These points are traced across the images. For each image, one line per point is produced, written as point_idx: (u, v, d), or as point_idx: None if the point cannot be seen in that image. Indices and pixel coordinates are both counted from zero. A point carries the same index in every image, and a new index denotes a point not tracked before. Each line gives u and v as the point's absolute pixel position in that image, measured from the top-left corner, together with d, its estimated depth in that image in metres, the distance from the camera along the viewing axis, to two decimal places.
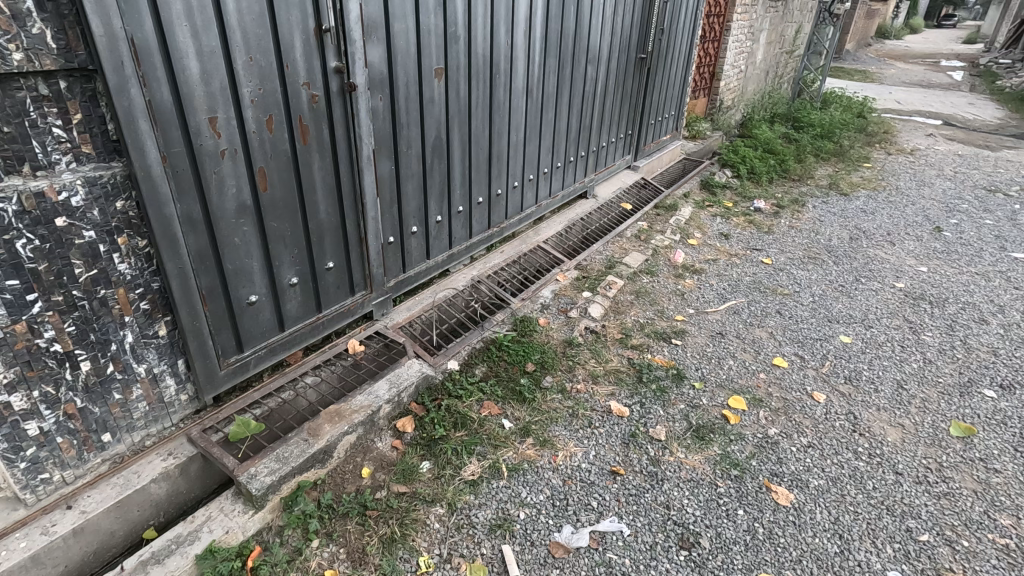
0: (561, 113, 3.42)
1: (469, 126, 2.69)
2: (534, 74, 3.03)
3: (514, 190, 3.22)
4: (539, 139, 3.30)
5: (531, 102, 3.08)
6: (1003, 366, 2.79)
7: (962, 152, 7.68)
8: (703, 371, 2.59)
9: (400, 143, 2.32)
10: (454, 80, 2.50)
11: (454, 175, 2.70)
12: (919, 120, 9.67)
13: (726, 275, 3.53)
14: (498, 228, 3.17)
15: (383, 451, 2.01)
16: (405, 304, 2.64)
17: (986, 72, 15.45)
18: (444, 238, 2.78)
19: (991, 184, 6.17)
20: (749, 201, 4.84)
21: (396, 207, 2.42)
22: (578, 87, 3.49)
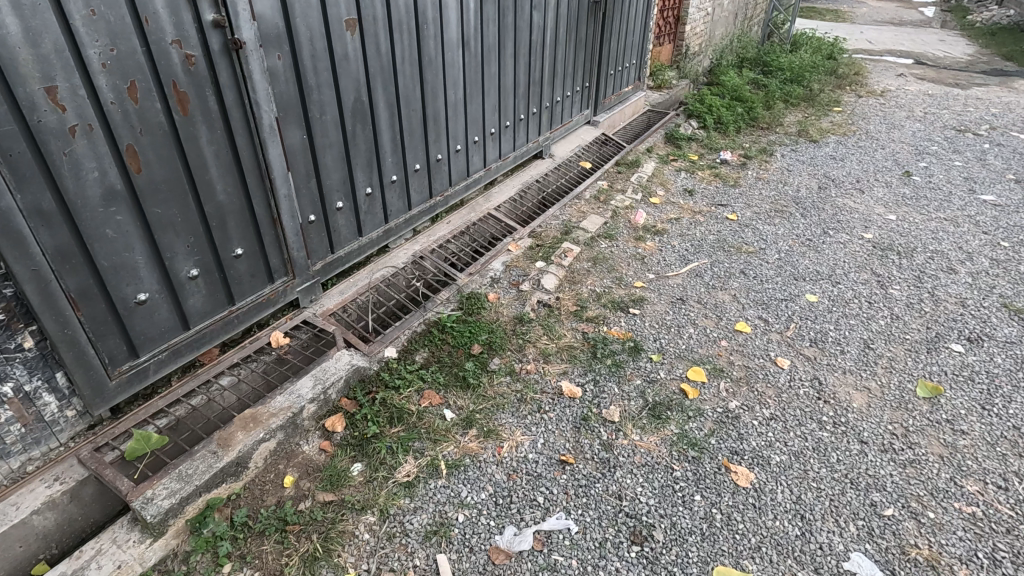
0: (507, 65, 3.12)
1: (396, 85, 2.41)
2: (470, 23, 2.72)
3: (457, 154, 2.96)
4: (482, 96, 3.01)
5: (468, 55, 2.78)
6: (971, 318, 2.68)
7: (932, 92, 7.51)
8: (662, 342, 2.43)
9: (310, 108, 2.04)
10: (372, 32, 2.20)
11: (383, 142, 2.43)
12: (889, 59, 9.45)
13: (688, 235, 3.35)
14: (442, 197, 2.93)
15: (309, 455, 1.82)
16: (338, 288, 2.42)
17: (957, 7, 15.17)
18: (377, 213, 2.53)
19: (960, 124, 6.03)
20: (715, 153, 4.63)
21: (314, 181, 2.16)
22: (525, 36, 3.19)
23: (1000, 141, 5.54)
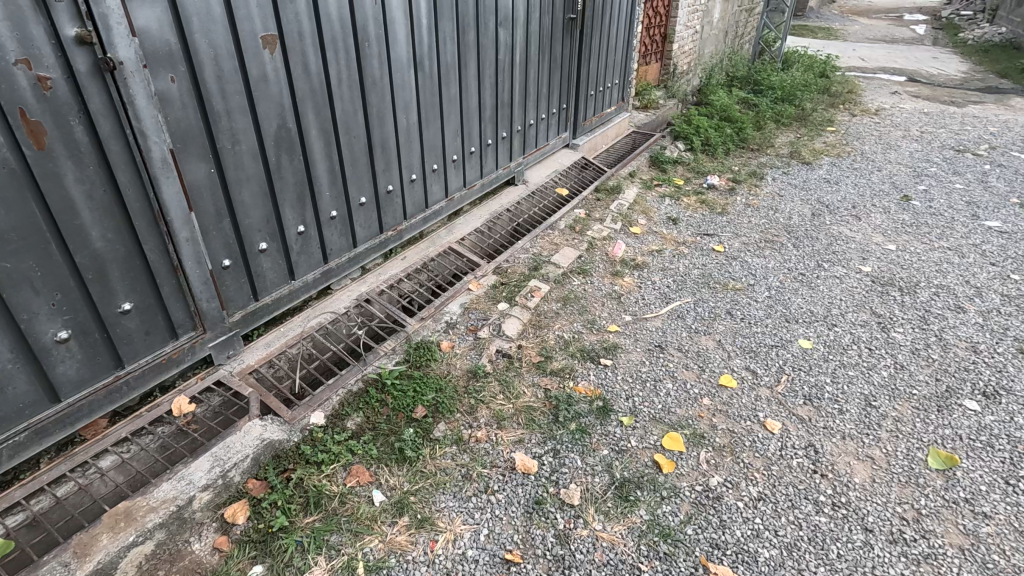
0: (470, 86, 2.86)
1: (332, 110, 2.13)
2: (423, 39, 2.46)
3: (413, 184, 2.67)
4: (441, 120, 2.73)
5: (422, 75, 2.51)
6: (985, 367, 2.38)
7: (927, 110, 7.31)
8: (635, 401, 2.13)
9: (218, 138, 1.76)
10: (299, 50, 1.93)
11: (317, 174, 2.14)
12: (883, 77, 9.29)
13: (670, 269, 3.06)
14: (395, 231, 2.63)
15: (199, 556, 1.48)
16: (263, 340, 2.11)
17: (949, 25, 15.15)
18: (313, 253, 2.24)
19: (959, 144, 5.80)
20: (702, 177, 4.37)
21: (227, 221, 1.86)
22: (490, 55, 2.93)
23: (1001, 162, 5.30)
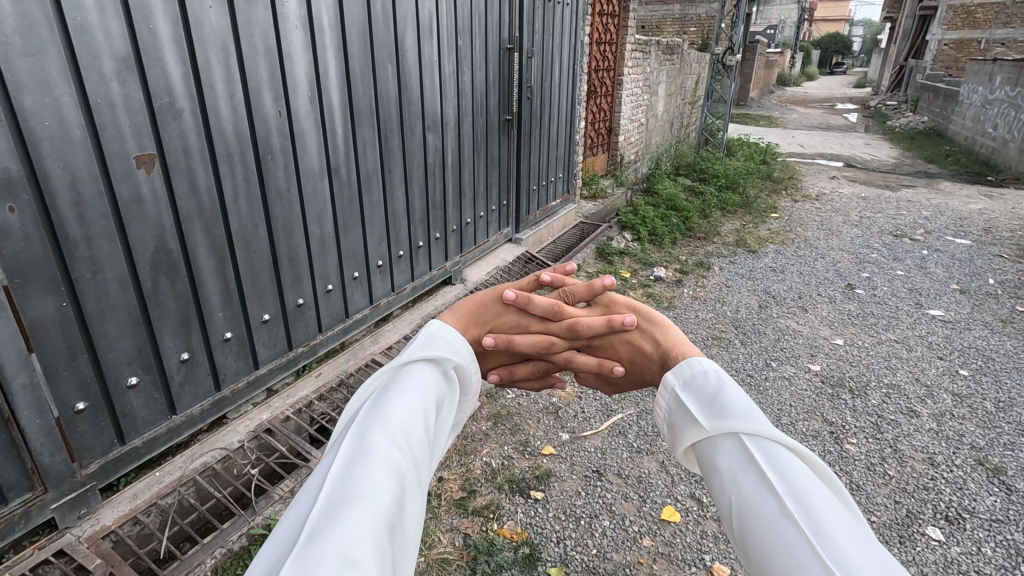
0: (396, 191, 2.76)
1: (226, 226, 1.96)
2: (339, 149, 2.36)
3: (330, 295, 2.49)
4: (363, 226, 2.60)
5: (338, 183, 2.40)
6: (945, 484, 2.22)
7: (864, 194, 7.67)
8: (566, 546, 1.88)
9: (74, 267, 1.55)
10: (184, 168, 1.78)
11: (206, 295, 1.94)
12: (822, 163, 9.83)
13: None
14: (307, 346, 2.41)
15: None
16: (130, 491, 1.80)
17: (877, 113, 16.45)
18: (201, 381, 1.99)
19: (896, 228, 6.00)
20: (650, 269, 4.33)
21: (85, 357, 1.62)
22: (418, 159, 2.86)
23: (937, 246, 5.47)
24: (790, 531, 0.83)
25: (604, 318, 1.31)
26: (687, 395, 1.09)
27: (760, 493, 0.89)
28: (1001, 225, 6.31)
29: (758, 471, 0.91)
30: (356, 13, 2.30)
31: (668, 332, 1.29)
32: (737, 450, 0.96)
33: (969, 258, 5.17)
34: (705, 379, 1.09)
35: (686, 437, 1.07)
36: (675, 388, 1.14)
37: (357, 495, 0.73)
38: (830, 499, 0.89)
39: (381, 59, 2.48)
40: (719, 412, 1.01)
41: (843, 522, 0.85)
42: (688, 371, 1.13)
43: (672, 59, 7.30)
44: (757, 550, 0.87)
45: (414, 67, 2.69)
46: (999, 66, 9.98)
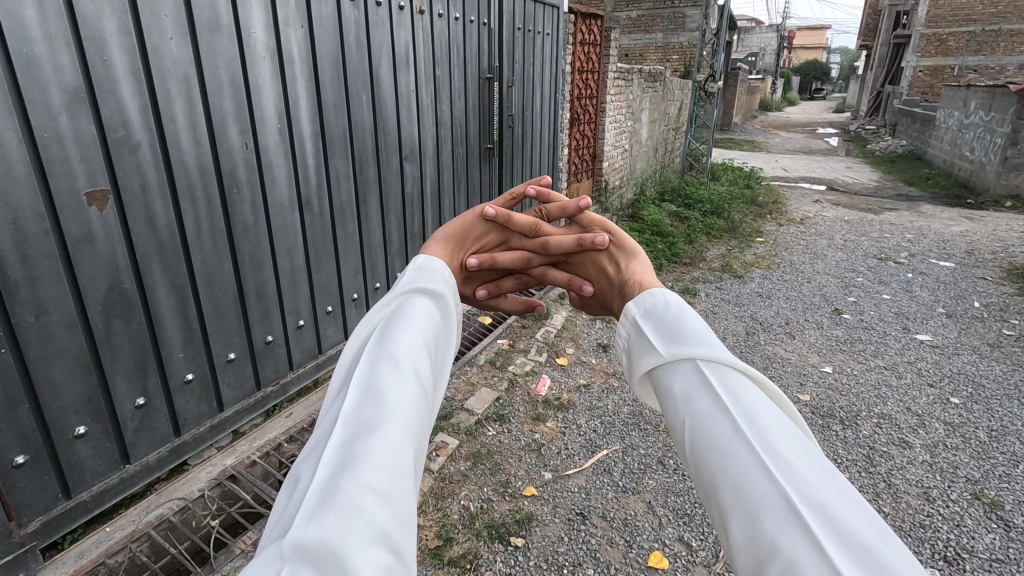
0: (372, 222, 2.70)
1: (188, 263, 1.87)
2: (311, 181, 2.30)
3: (301, 331, 2.39)
4: (337, 259, 2.52)
5: (310, 216, 2.33)
6: (942, 521, 2.14)
7: (848, 218, 7.73)
8: None
9: (16, 311, 1.45)
10: (141, 204, 1.69)
11: (165, 335, 1.84)
12: (805, 187, 9.95)
13: (598, 408, 2.81)
14: (276, 386, 2.30)
15: None
16: (76, 549, 1.67)
17: (857, 137, 16.79)
18: (159, 427, 1.87)
19: (880, 251, 6.03)
20: None
21: (26, 407, 1.51)
22: (395, 189, 2.81)
23: (922, 269, 5.48)
24: (736, 443, 0.98)
25: (576, 237, 1.66)
26: (641, 324, 1.30)
27: (709, 408, 1.05)
28: (983, 247, 6.36)
29: (713, 394, 1.06)
30: (329, 45, 2.27)
31: (627, 252, 1.59)
32: (690, 374, 1.13)
33: (953, 281, 5.19)
34: (665, 314, 1.27)
35: (644, 363, 1.23)
36: (635, 317, 1.32)
37: (364, 429, 0.92)
38: (776, 413, 1.04)
39: (355, 90, 2.44)
40: (675, 340, 1.19)
41: (787, 433, 1.00)
42: (649, 302, 1.34)
43: (654, 86, 7.40)
44: (704, 458, 1.02)
45: (390, 97, 2.66)
46: (973, 92, 10.23)
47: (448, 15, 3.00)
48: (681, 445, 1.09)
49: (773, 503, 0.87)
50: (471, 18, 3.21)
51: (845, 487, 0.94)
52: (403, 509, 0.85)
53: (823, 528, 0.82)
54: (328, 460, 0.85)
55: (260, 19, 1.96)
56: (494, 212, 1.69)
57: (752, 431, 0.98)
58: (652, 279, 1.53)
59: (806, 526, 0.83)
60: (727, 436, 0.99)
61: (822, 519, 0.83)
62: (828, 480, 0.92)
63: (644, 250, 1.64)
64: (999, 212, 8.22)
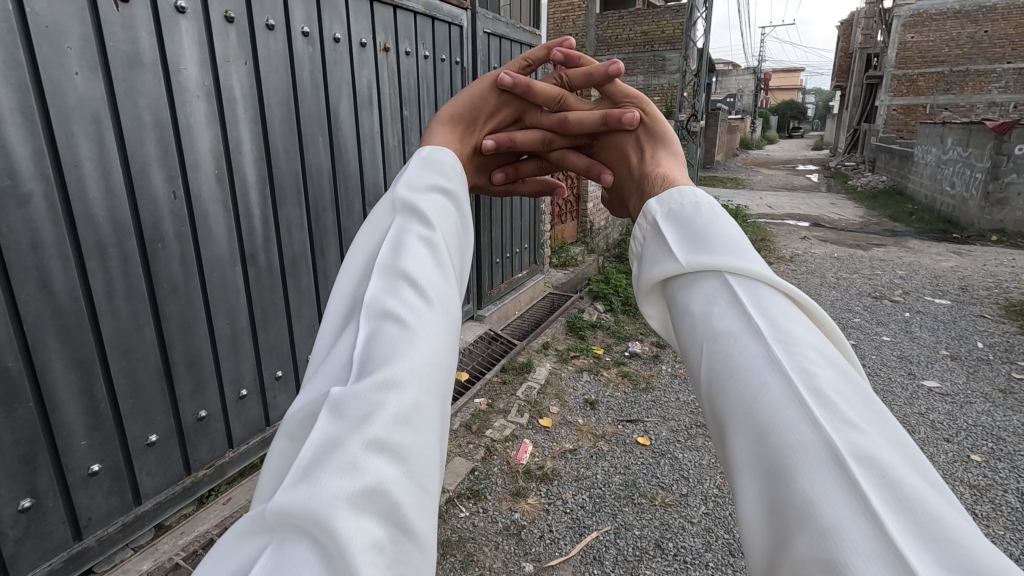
0: (329, 274, 2.44)
1: (96, 333, 1.59)
2: (256, 232, 2.05)
3: (244, 402, 2.09)
4: (287, 317, 2.24)
5: (255, 270, 2.06)
6: None
7: (837, 254, 7.62)
8: None
9: None
10: (33, 265, 1.42)
11: (62, 420, 1.53)
12: (791, 223, 9.92)
13: (586, 477, 2.51)
14: (210, 468, 1.98)
15: None
16: None
17: (838, 174, 17.05)
18: (52, 531, 1.55)
19: (874, 289, 5.87)
20: (624, 343, 4.04)
21: None
22: (356, 237, 2.56)
23: (918, 307, 5.32)
24: (769, 378, 0.87)
25: (600, 115, 1.78)
26: (661, 225, 1.20)
27: (734, 336, 0.94)
28: (976, 283, 6.23)
29: (740, 311, 0.97)
30: (278, 83, 2.06)
31: (647, 133, 1.71)
32: (718, 290, 1.03)
33: (952, 319, 5.01)
34: (693, 215, 1.17)
35: (658, 270, 1.15)
36: (655, 221, 1.25)
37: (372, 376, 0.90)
38: (820, 342, 0.94)
39: (310, 131, 2.23)
40: (699, 247, 1.10)
41: (826, 363, 0.90)
42: (675, 200, 1.25)
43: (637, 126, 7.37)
44: (723, 393, 0.91)
45: (351, 138, 2.45)
46: (948, 129, 10.41)
47: (417, 53, 2.84)
48: (697, 373, 1.00)
49: (811, 450, 0.77)
50: (442, 57, 3.06)
51: (887, 426, 0.84)
52: (411, 459, 0.85)
53: (875, 484, 0.73)
54: (335, 414, 0.84)
55: (193, 54, 1.74)
56: (512, 81, 1.88)
57: (790, 366, 0.87)
58: (671, 161, 1.60)
59: (848, 478, 0.74)
60: (755, 369, 0.89)
61: (872, 472, 0.74)
62: (875, 424, 0.83)
63: (668, 133, 1.70)
64: (987, 246, 8.17)
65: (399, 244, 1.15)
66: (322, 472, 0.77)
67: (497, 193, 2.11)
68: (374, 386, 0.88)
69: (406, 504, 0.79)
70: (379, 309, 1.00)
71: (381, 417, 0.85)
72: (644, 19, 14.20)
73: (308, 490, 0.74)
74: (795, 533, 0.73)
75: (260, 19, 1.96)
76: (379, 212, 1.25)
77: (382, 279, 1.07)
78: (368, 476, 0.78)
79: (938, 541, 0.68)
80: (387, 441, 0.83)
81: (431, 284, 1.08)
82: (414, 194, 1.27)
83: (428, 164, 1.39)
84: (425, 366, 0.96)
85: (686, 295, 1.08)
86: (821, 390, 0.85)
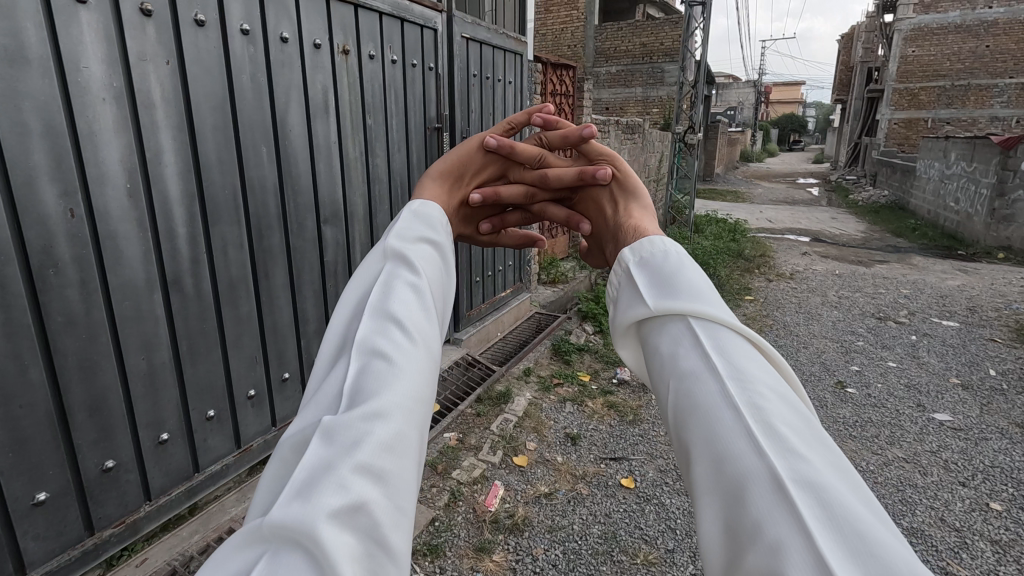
0: (276, 300, 2.19)
1: None
2: (181, 254, 1.80)
3: (165, 448, 1.83)
4: (222, 349, 1.99)
5: (180, 298, 1.81)
6: None
7: (839, 271, 7.38)
8: None
9: None
10: None
11: None
12: (791, 238, 9.69)
13: (562, 527, 2.24)
14: (120, 526, 1.72)
15: None
16: None
17: (840, 187, 16.85)
18: None
19: (878, 310, 5.62)
20: (612, 369, 3.79)
21: None
22: (308, 259, 2.32)
23: (925, 330, 5.06)
24: (726, 415, 0.95)
25: (577, 171, 1.77)
26: (631, 271, 1.30)
27: (698, 377, 1.02)
28: (985, 304, 5.98)
29: (702, 350, 1.06)
30: (210, 86, 1.83)
31: (623, 189, 1.71)
32: (684, 334, 1.11)
33: (961, 344, 4.75)
34: (662, 263, 1.26)
35: (629, 312, 1.24)
36: (629, 264, 1.34)
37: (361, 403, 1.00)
38: (774, 381, 1.03)
39: (250, 141, 1.99)
40: (668, 294, 1.17)
41: (781, 401, 0.99)
42: (646, 248, 1.33)
43: (632, 138, 7.17)
44: (689, 425, 1.00)
45: (302, 149, 2.22)
46: (952, 144, 10.22)
47: (383, 57, 2.62)
48: (668, 410, 1.08)
49: (759, 477, 0.86)
50: (414, 62, 2.84)
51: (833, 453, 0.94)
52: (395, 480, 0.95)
53: (809, 503, 0.82)
54: (329, 438, 0.94)
55: (97, 50, 1.51)
56: (496, 143, 1.83)
57: (744, 402, 0.96)
58: (648, 218, 1.59)
59: (790, 499, 0.82)
60: (712, 406, 0.98)
61: (809, 493, 0.83)
62: (818, 451, 0.92)
63: (642, 187, 1.71)
64: (994, 264, 7.93)
65: (388, 292, 1.24)
66: (315, 490, 0.86)
67: (485, 243, 2.04)
68: (364, 414, 0.98)
69: (387, 523, 0.89)
70: (370, 344, 1.11)
71: (365, 444, 0.94)
72: (643, 31, 14.09)
73: (303, 505, 0.83)
74: (748, 553, 0.82)
75: (188, 13, 1.73)
76: (370, 266, 1.35)
77: (373, 319, 1.17)
78: (355, 497, 0.87)
79: (862, 549, 0.77)
80: (375, 466, 0.93)
81: (417, 328, 1.19)
82: (402, 249, 1.36)
83: (415, 219, 1.48)
84: (412, 401, 1.06)
85: (657, 339, 1.16)
86: (771, 422, 0.93)
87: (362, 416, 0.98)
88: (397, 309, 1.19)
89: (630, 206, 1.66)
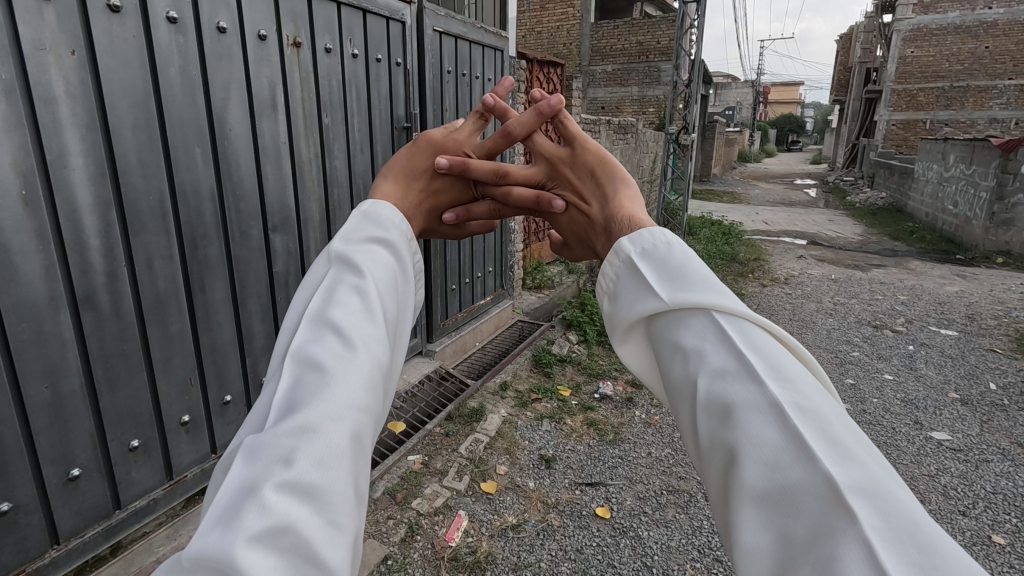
0: (214, 316, 2.00)
1: None
2: (93, 268, 1.61)
3: (77, 484, 1.64)
4: (149, 371, 1.80)
5: (94, 317, 1.62)
6: None
7: (835, 276, 7.22)
8: None
9: None
10: None
11: None
12: (787, 241, 9.53)
13: (528, 565, 2.06)
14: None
15: None
16: None
17: (837, 188, 16.72)
18: None
19: (875, 317, 5.44)
20: (595, 382, 3.60)
21: None
22: (254, 270, 2.13)
23: (923, 339, 4.90)
24: (769, 427, 0.79)
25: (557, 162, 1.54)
26: (636, 259, 1.12)
27: (727, 376, 0.86)
28: (984, 312, 5.80)
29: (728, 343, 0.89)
30: (129, 80, 1.64)
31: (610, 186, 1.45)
32: (707, 328, 0.94)
33: (960, 354, 4.59)
34: (667, 256, 1.08)
35: (636, 307, 1.06)
36: (630, 254, 1.15)
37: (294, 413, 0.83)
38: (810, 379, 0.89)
39: (181, 141, 1.80)
40: (680, 285, 1.00)
41: (827, 406, 0.85)
42: (649, 241, 1.15)
43: (625, 138, 6.98)
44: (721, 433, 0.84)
45: (245, 150, 2.03)
46: (951, 146, 10.06)
47: (341, 51, 2.43)
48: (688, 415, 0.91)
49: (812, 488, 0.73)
50: (378, 57, 2.66)
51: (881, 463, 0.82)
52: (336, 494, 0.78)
53: (869, 513, 0.69)
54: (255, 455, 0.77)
55: None
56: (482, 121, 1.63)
57: (792, 405, 0.81)
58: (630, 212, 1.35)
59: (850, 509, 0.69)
60: (747, 406, 0.82)
61: (870, 503, 0.70)
62: (870, 457, 0.79)
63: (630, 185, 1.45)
64: (993, 269, 7.77)
65: (331, 294, 1.04)
66: (236, 515, 0.70)
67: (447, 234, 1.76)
68: (294, 426, 0.80)
69: (323, 541, 0.72)
70: (307, 350, 0.93)
71: (295, 459, 0.76)
72: (640, 29, 13.89)
73: (222, 532, 0.67)
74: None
75: None
76: (311, 274, 1.15)
77: (312, 326, 0.98)
78: (280, 519, 0.69)
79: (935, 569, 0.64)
80: (307, 482, 0.75)
81: (363, 326, 0.99)
82: (351, 243, 1.17)
83: (364, 217, 1.27)
84: (356, 405, 0.88)
85: (673, 334, 0.98)
86: (828, 429, 0.78)
87: (285, 437, 0.79)
88: (337, 310, 1.00)
89: (605, 172, 1.48)
